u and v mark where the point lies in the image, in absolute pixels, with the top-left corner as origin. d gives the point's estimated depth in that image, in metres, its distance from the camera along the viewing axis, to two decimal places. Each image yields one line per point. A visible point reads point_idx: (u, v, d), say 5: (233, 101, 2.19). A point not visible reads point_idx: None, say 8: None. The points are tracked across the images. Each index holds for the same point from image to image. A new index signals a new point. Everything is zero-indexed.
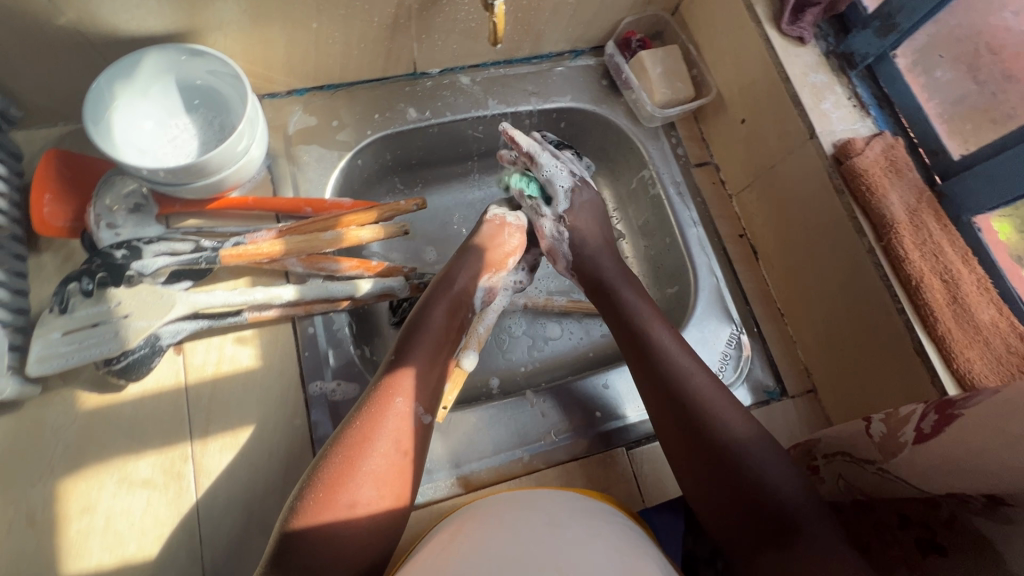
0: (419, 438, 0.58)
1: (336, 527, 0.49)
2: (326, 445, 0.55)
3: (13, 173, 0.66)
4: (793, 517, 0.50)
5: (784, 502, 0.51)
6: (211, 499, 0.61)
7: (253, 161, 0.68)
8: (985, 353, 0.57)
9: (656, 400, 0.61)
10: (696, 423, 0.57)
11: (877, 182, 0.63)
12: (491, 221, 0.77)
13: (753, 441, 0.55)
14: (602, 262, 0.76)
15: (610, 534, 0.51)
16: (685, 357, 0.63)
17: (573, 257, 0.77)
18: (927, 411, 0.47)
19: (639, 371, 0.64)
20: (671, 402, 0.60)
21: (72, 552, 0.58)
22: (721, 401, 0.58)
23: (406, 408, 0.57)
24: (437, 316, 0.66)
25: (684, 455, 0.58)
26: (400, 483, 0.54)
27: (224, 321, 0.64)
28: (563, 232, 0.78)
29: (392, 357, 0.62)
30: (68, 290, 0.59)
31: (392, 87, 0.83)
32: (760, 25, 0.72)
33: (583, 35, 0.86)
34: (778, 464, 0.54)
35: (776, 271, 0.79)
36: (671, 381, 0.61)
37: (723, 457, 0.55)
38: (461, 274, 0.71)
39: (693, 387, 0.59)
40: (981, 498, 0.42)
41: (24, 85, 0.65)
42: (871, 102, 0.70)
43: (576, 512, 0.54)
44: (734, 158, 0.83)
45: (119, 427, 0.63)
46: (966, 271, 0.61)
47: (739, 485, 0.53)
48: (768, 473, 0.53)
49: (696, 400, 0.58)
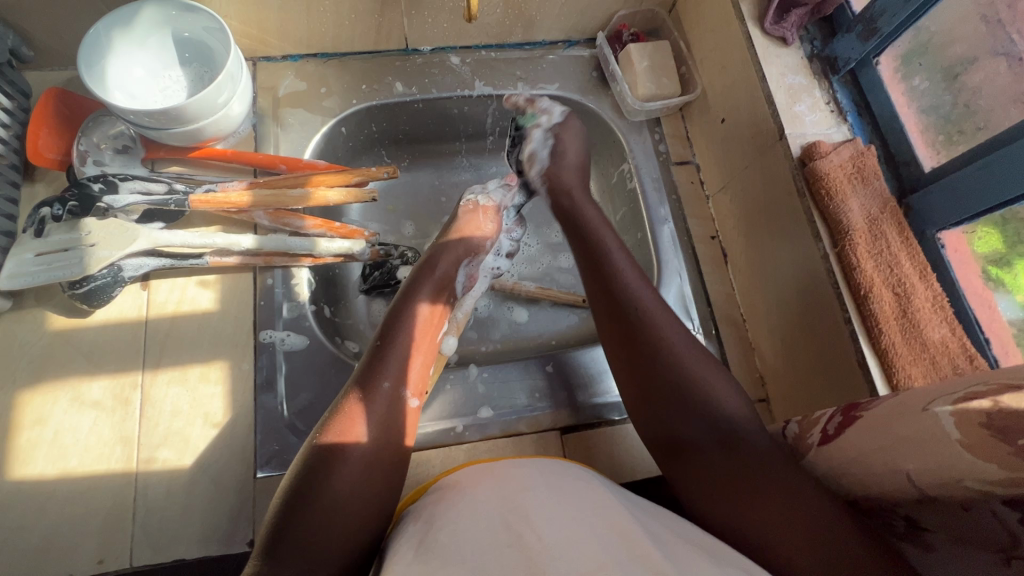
0: (408, 417, 0.58)
1: (340, 499, 0.49)
2: (320, 423, 0.55)
3: (18, 108, 0.71)
4: (734, 429, 0.51)
5: (728, 419, 0.51)
6: (153, 426, 0.65)
7: (232, 116, 0.73)
8: (928, 371, 0.55)
9: (615, 337, 0.59)
10: (655, 355, 0.56)
11: (838, 186, 0.61)
12: (467, 208, 0.79)
13: (706, 368, 0.55)
14: (571, 178, 0.77)
15: (572, 490, 0.52)
16: (651, 297, 0.61)
17: (549, 167, 0.79)
18: (835, 413, 0.46)
19: (601, 306, 0.62)
20: (631, 336, 0.58)
21: (19, 459, 0.62)
22: (682, 336, 0.57)
23: (392, 391, 0.57)
24: (423, 301, 0.67)
25: (637, 384, 0.56)
26: (397, 457, 0.55)
27: (185, 262, 0.68)
28: (549, 140, 0.79)
29: (377, 341, 0.62)
30: (40, 215, 0.64)
31: (383, 60, 0.85)
32: (743, 23, 0.71)
33: (577, 25, 0.87)
34: (723, 386, 0.54)
35: (742, 275, 0.77)
36: (633, 318, 0.59)
37: (677, 383, 0.54)
38: (448, 261, 0.72)
39: (655, 323, 0.58)
40: (903, 522, 0.43)
41: (37, 27, 0.70)
42: (850, 108, 0.68)
43: (553, 477, 0.54)
44: (713, 158, 0.81)
45: (79, 351, 0.67)
46: (922, 286, 0.58)
47: (686, 407, 0.53)
48: (717, 394, 0.53)
49: (656, 334, 0.57)
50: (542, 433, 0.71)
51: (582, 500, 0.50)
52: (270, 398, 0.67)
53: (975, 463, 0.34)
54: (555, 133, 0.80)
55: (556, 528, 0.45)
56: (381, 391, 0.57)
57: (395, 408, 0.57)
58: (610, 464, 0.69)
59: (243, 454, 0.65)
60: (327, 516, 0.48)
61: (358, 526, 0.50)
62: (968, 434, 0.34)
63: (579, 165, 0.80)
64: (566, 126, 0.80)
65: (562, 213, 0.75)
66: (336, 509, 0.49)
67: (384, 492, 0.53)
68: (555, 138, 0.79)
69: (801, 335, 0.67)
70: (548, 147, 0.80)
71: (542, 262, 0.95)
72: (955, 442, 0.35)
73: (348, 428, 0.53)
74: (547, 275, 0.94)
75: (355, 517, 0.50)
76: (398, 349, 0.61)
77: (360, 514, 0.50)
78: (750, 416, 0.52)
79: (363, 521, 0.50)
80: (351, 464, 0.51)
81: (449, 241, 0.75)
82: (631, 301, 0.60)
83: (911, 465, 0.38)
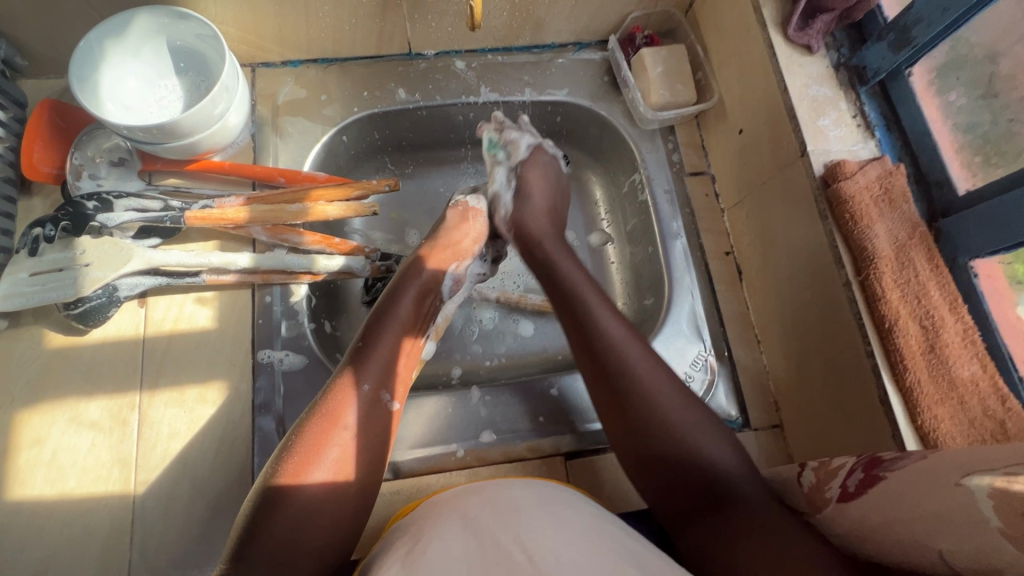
0: (386, 423, 0.57)
1: (311, 504, 0.48)
2: (294, 430, 0.53)
3: (12, 119, 0.69)
4: (728, 489, 0.49)
5: (723, 479, 0.50)
6: (150, 448, 0.64)
7: (229, 127, 0.71)
8: (957, 412, 0.52)
9: (600, 395, 0.57)
10: (642, 419, 0.53)
11: (864, 211, 0.57)
12: (456, 209, 0.74)
13: (696, 428, 0.52)
14: (538, 224, 0.73)
15: (560, 509, 0.51)
16: (641, 354, 0.57)
17: (513, 212, 0.75)
18: (855, 467, 0.44)
19: (586, 362, 0.59)
20: (616, 397, 0.55)
21: (17, 480, 0.61)
22: (674, 393, 0.55)
23: (371, 395, 0.56)
24: (406, 304, 0.64)
25: (627, 441, 0.55)
26: (372, 461, 0.54)
27: (182, 279, 0.67)
28: (513, 182, 0.76)
29: (358, 343, 0.60)
30: (33, 234, 0.63)
31: (386, 66, 0.82)
32: (765, 29, 0.67)
33: (588, 27, 0.82)
34: (715, 441, 0.52)
35: (757, 295, 0.74)
36: (620, 377, 0.56)
37: (664, 449, 0.52)
38: (436, 265, 0.69)
39: (644, 384, 0.55)
40: None
41: (31, 36, 0.68)
42: (878, 122, 0.64)
43: (536, 494, 0.53)
44: (729, 170, 0.77)
45: (76, 370, 0.66)
46: (952, 319, 0.55)
47: (677, 472, 0.51)
48: (710, 453, 0.51)
49: (643, 389, 0.54)
50: (545, 458, 0.70)
51: (571, 522, 0.49)
52: (268, 420, 0.66)
53: (1017, 557, 0.31)
54: (520, 173, 0.76)
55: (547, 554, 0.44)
56: (359, 395, 0.55)
57: (374, 412, 0.56)
58: (616, 492, 0.67)
59: (240, 477, 0.64)
60: (299, 522, 0.47)
61: (330, 534, 0.49)
62: (1011, 525, 0.32)
63: (547, 209, 0.76)
64: (531, 164, 0.77)
65: (536, 264, 0.71)
66: (306, 520, 0.48)
67: (359, 497, 0.52)
68: (518, 180, 0.76)
69: (812, 360, 0.64)
70: (512, 189, 0.76)
71: None
72: (995, 530, 0.32)
73: (323, 435, 0.51)
74: None
75: (328, 524, 0.49)
76: (381, 353, 0.59)
77: (334, 520, 0.49)
78: (744, 470, 0.51)
79: (336, 527, 0.49)
80: (324, 468, 0.50)
81: (432, 242, 0.71)
82: (618, 359, 0.57)
83: (944, 543, 0.35)
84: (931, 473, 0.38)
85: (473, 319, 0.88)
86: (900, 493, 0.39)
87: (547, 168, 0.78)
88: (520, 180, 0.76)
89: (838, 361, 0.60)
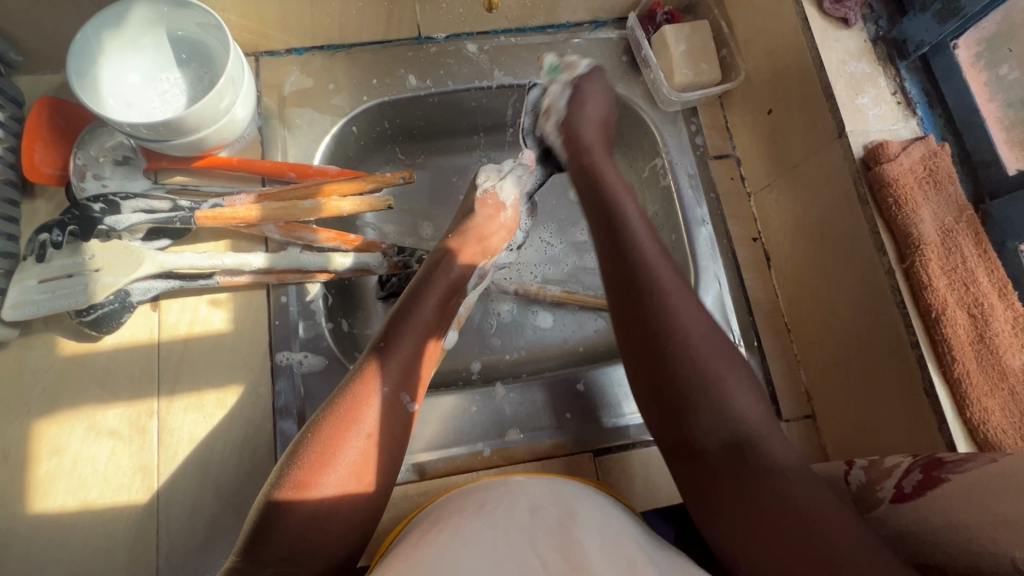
0: (401, 423, 0.54)
1: (325, 507, 0.47)
2: (311, 423, 0.51)
3: (10, 119, 0.66)
4: (750, 441, 0.46)
5: (744, 427, 0.47)
6: (172, 455, 0.63)
7: (236, 121, 0.68)
8: (1007, 404, 0.50)
9: (628, 322, 0.54)
10: (669, 353, 0.51)
11: (908, 195, 0.54)
12: (485, 202, 0.70)
13: (725, 372, 0.50)
14: (590, 134, 0.69)
15: (589, 512, 0.49)
16: (676, 286, 0.55)
17: (565, 120, 0.70)
18: (912, 467, 0.42)
19: (613, 288, 0.56)
20: (637, 311, 0.54)
21: (39, 491, 0.60)
22: (706, 333, 0.52)
23: (390, 396, 0.53)
24: (429, 304, 0.61)
25: (645, 377, 0.52)
26: (391, 464, 0.52)
27: (195, 282, 0.65)
28: (567, 93, 0.72)
29: (379, 343, 0.57)
30: (40, 240, 0.61)
31: (395, 51, 0.79)
32: (798, 2, 0.63)
33: (605, 5, 0.78)
34: (741, 387, 0.49)
35: (786, 282, 0.71)
36: (652, 306, 0.53)
37: (685, 384, 0.49)
38: (463, 260, 0.66)
39: (680, 322, 0.52)
40: None
41: (23, 31, 0.65)
42: (919, 99, 0.61)
43: (557, 493, 0.52)
44: (757, 151, 0.74)
45: (91, 377, 0.64)
46: (1002, 307, 0.52)
47: (693, 411, 0.49)
48: (736, 401, 0.48)
49: (673, 318, 0.52)
50: (572, 456, 0.68)
51: (591, 518, 0.48)
52: (290, 424, 0.65)
53: None
54: (576, 86, 0.72)
55: (560, 552, 0.43)
56: (381, 396, 0.53)
57: (393, 413, 0.53)
58: (646, 489, 0.66)
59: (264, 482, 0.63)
60: (309, 525, 0.46)
61: (344, 532, 0.48)
62: None
63: (602, 122, 0.71)
64: (589, 79, 0.73)
65: (579, 171, 0.67)
66: (320, 522, 0.47)
67: (374, 499, 0.50)
68: (573, 91, 0.72)
69: (843, 350, 0.63)
70: (567, 99, 0.72)
71: (566, 262, 0.88)
72: None
73: (339, 434, 0.49)
74: (573, 276, 0.88)
75: (341, 525, 0.48)
76: (404, 353, 0.56)
77: (347, 523, 0.48)
78: (768, 421, 0.48)
79: (350, 525, 0.49)
80: (341, 471, 0.48)
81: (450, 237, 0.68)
82: (653, 290, 0.54)
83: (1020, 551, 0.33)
84: (1005, 478, 0.36)
85: (491, 311, 0.85)
86: (964, 496, 0.37)
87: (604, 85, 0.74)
88: (575, 92, 0.72)
89: (877, 348, 0.58)
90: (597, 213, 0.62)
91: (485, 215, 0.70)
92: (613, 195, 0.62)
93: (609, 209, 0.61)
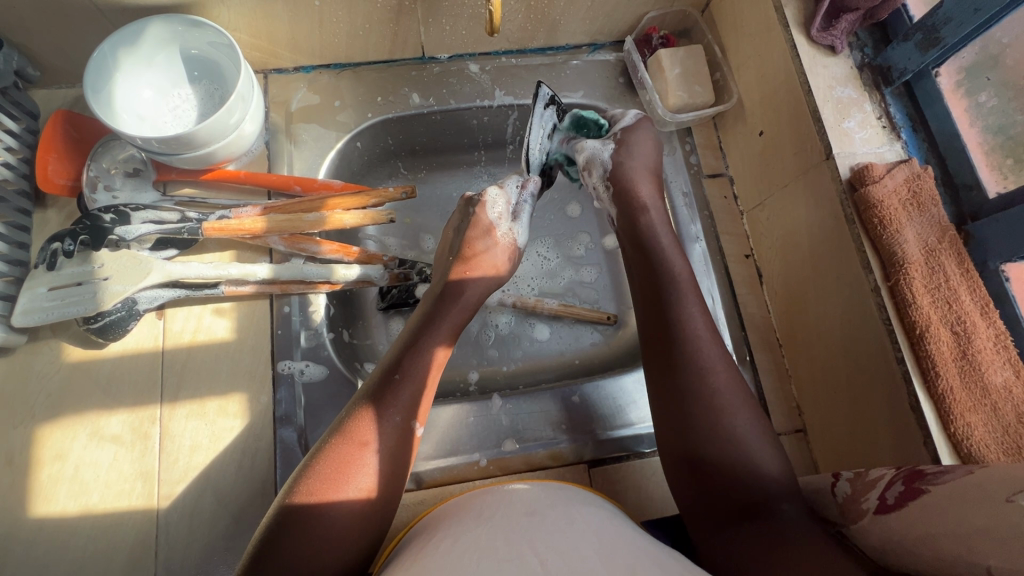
0: (407, 443, 0.55)
1: (338, 516, 0.48)
2: (316, 447, 0.52)
3: (24, 131, 0.69)
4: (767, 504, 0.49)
5: (761, 483, 0.50)
6: (173, 462, 0.64)
7: (244, 136, 0.70)
8: (990, 419, 0.52)
9: (658, 385, 0.57)
10: (688, 388, 0.55)
11: (893, 216, 0.56)
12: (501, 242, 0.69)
13: (741, 422, 0.53)
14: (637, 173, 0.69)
15: (587, 520, 0.49)
16: (705, 323, 0.59)
17: (612, 166, 0.70)
18: (894, 479, 0.44)
19: (643, 318, 0.62)
20: (661, 341, 0.59)
21: (41, 497, 0.61)
22: (725, 365, 0.56)
23: (403, 425, 0.55)
24: (443, 329, 0.62)
25: (665, 408, 0.56)
26: (396, 477, 0.53)
27: (200, 291, 0.67)
28: (610, 144, 0.71)
29: (390, 372, 0.57)
30: (51, 249, 0.63)
31: (399, 70, 0.81)
32: (787, 30, 0.66)
33: (603, 28, 0.81)
34: (761, 446, 0.52)
35: (779, 299, 0.72)
36: (675, 342, 0.58)
37: (702, 450, 0.53)
38: (476, 286, 0.66)
39: (710, 390, 0.55)
40: None
41: (40, 47, 0.68)
42: (904, 123, 0.64)
43: (560, 501, 0.53)
44: (748, 171, 0.76)
45: (96, 383, 0.65)
46: (984, 324, 0.54)
47: (713, 474, 0.52)
48: (745, 442, 0.52)
49: (690, 353, 0.57)
50: (568, 466, 0.69)
51: (588, 523, 0.49)
52: (289, 432, 0.66)
53: None
54: (620, 137, 0.71)
55: (557, 551, 0.43)
56: (390, 423, 0.54)
57: (398, 434, 0.54)
58: (639, 500, 0.67)
59: (262, 491, 0.63)
60: (318, 541, 0.47)
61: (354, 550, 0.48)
62: None
63: (651, 166, 0.71)
64: (631, 130, 0.72)
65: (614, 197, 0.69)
66: (327, 539, 0.47)
67: (381, 509, 0.51)
68: (618, 142, 0.71)
69: (834, 366, 0.64)
70: (611, 147, 0.71)
71: (563, 275, 0.89)
72: None
73: (345, 454, 0.51)
74: (569, 290, 0.89)
75: (348, 541, 0.48)
76: (415, 373, 0.57)
77: (354, 539, 0.48)
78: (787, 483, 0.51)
79: (358, 538, 0.49)
80: (348, 487, 0.49)
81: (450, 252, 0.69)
82: (688, 360, 0.56)
83: (994, 560, 0.33)
84: (981, 493, 0.37)
85: (489, 323, 0.86)
86: (941, 508, 0.39)
87: (642, 124, 0.73)
88: (619, 144, 0.71)
89: (863, 363, 0.59)
90: (631, 239, 0.66)
91: (486, 237, 0.68)
92: (640, 238, 0.66)
93: (646, 246, 0.64)
